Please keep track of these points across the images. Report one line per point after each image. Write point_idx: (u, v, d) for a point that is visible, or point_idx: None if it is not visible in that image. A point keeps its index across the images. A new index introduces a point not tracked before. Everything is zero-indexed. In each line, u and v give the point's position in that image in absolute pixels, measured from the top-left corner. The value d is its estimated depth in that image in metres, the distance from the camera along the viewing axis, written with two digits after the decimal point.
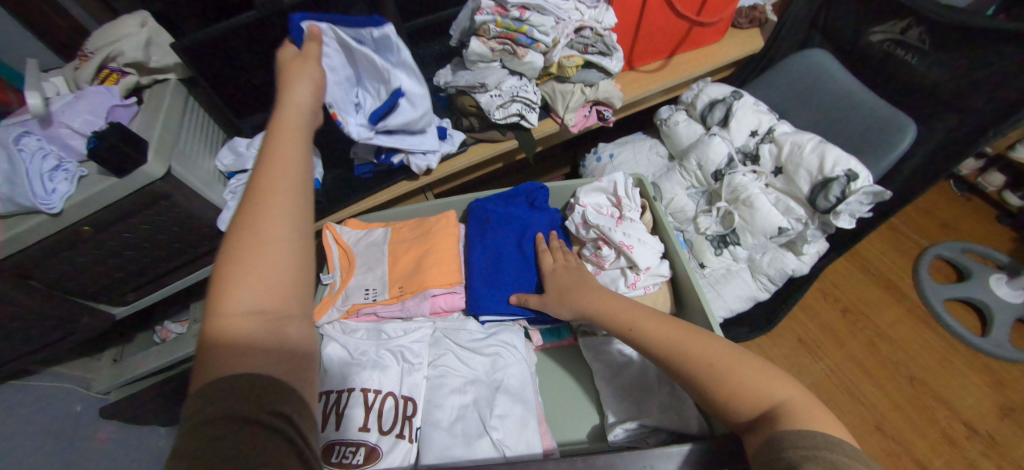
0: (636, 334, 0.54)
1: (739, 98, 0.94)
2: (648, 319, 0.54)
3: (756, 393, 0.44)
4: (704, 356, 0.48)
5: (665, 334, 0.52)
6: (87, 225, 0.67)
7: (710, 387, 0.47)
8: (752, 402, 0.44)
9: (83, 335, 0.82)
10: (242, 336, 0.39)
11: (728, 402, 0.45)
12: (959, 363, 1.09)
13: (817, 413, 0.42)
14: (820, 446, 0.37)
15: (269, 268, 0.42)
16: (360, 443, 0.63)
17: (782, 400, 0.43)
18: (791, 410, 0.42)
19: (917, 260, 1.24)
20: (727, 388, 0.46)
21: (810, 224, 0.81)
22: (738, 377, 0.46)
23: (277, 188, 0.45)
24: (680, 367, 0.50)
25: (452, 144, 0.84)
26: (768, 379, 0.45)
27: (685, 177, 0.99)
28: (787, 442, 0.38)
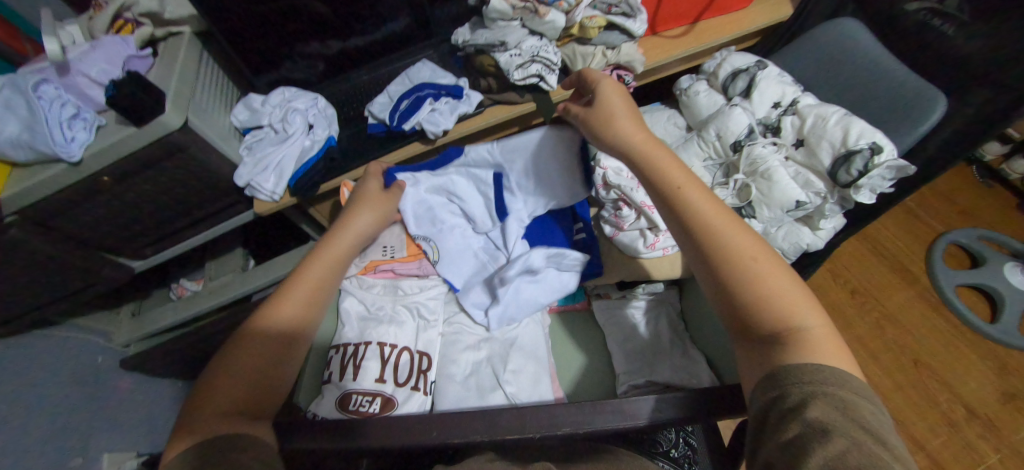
0: (682, 195, 0.51)
1: (763, 68, 0.92)
2: (702, 190, 0.51)
3: (784, 309, 0.43)
4: (743, 248, 0.47)
5: (710, 216, 0.49)
6: (107, 176, 0.67)
7: (734, 276, 0.45)
8: (777, 319, 0.43)
9: (103, 288, 0.84)
10: (204, 417, 0.42)
11: (745, 298, 0.44)
12: (966, 347, 1.09)
13: (837, 348, 0.41)
14: (829, 382, 0.37)
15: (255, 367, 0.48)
16: (376, 393, 0.64)
17: (808, 326, 0.42)
18: (815, 340, 0.41)
19: (931, 245, 1.23)
20: (758, 294, 0.44)
21: (829, 197, 0.80)
22: (769, 283, 0.44)
23: (288, 313, 0.54)
24: (708, 240, 0.48)
25: (469, 104, 0.83)
26: (798, 303, 0.43)
27: (702, 147, 0.96)
28: (801, 377, 0.38)
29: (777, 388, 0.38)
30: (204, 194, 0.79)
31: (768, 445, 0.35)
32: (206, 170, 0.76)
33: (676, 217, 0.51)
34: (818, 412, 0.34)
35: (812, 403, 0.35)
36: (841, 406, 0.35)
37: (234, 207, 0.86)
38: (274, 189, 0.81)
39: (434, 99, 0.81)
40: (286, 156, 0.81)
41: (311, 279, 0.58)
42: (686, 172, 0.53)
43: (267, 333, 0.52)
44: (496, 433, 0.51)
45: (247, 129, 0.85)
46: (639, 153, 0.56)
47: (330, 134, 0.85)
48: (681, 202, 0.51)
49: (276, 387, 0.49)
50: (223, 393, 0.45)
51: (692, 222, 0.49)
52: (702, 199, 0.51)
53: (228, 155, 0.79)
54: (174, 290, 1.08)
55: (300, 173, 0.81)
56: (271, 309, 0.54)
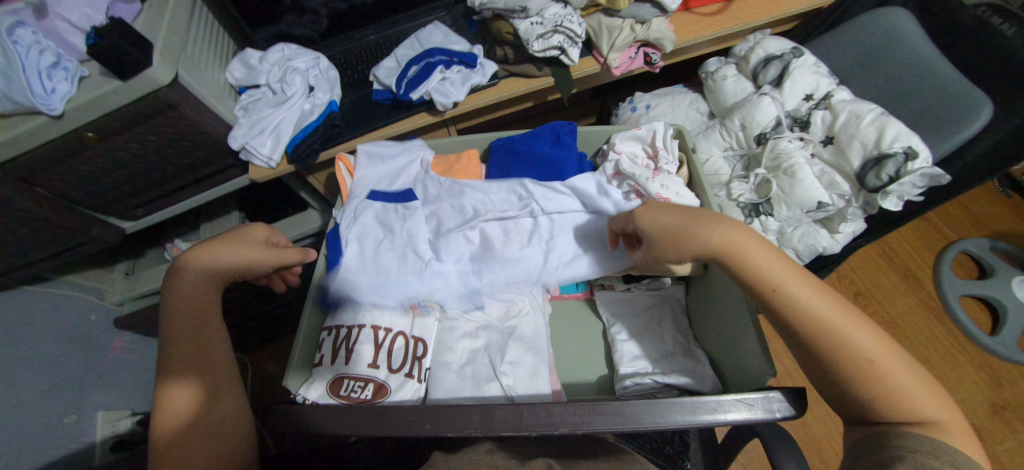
0: (779, 292, 0.44)
1: (799, 56, 0.87)
2: (801, 281, 0.44)
3: (912, 402, 0.39)
4: (866, 350, 0.40)
5: (824, 311, 0.42)
6: (91, 132, 0.62)
7: (853, 384, 0.40)
8: (908, 412, 0.39)
9: (92, 247, 0.81)
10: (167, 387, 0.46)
11: (868, 400, 0.40)
12: (961, 357, 1.09)
13: (963, 433, 0.39)
14: (940, 456, 0.35)
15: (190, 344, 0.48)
16: (368, 378, 0.62)
17: (937, 420, 0.39)
18: (947, 431, 0.38)
19: (940, 254, 1.21)
20: (880, 390, 0.40)
21: (853, 201, 0.77)
22: (901, 380, 0.40)
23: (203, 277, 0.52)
24: (818, 346, 0.42)
25: (483, 75, 0.76)
26: (926, 391, 0.40)
27: (725, 137, 0.92)
28: (911, 446, 0.36)
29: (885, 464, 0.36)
30: (196, 155, 0.74)
31: None
32: (198, 130, 0.71)
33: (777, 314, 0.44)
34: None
35: (903, 468, 0.35)
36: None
37: (226, 171, 0.81)
38: (270, 154, 0.74)
39: (445, 67, 0.75)
40: (284, 119, 0.75)
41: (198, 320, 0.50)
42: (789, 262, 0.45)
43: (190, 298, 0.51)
44: (492, 427, 0.47)
45: (243, 87, 0.79)
46: (720, 249, 0.47)
47: (331, 97, 0.79)
48: (784, 302, 0.44)
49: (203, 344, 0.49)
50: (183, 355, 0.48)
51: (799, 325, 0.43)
52: (812, 294, 0.43)
53: (225, 117, 0.74)
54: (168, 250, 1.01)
55: (299, 139, 0.75)
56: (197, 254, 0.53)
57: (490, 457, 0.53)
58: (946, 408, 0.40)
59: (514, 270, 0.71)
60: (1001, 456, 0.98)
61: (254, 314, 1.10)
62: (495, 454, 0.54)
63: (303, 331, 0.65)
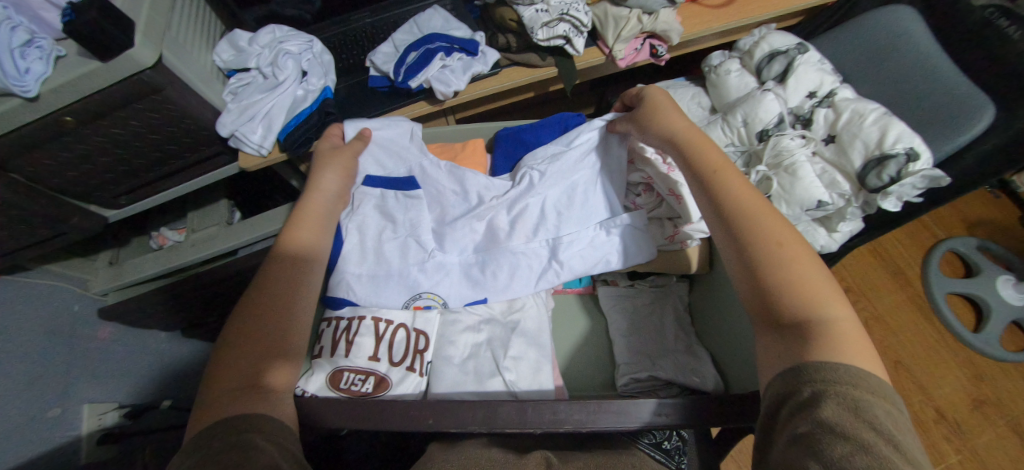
0: (715, 182, 0.52)
1: (804, 52, 0.86)
2: (739, 183, 0.51)
3: (809, 289, 0.42)
4: (779, 238, 0.46)
5: (754, 211, 0.48)
6: (69, 116, 0.59)
7: (763, 262, 0.45)
8: (810, 311, 0.41)
9: (75, 236, 0.78)
10: (233, 369, 0.45)
11: (776, 281, 0.43)
12: (945, 353, 1.11)
13: (860, 346, 0.39)
14: (841, 377, 0.36)
15: (266, 319, 0.49)
16: (369, 371, 0.60)
17: (829, 316, 0.41)
18: (842, 336, 0.39)
19: (928, 252, 1.23)
20: (783, 271, 0.44)
21: (853, 201, 0.76)
22: (800, 270, 0.44)
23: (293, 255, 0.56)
24: (739, 227, 0.48)
25: (484, 63, 0.73)
26: (829, 298, 0.42)
27: (726, 132, 0.90)
28: (817, 367, 0.37)
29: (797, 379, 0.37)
30: (182, 141, 0.71)
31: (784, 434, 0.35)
32: (184, 115, 0.67)
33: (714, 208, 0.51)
34: (829, 412, 0.33)
35: (824, 400, 0.35)
36: (856, 406, 0.34)
37: (215, 159, 0.77)
38: (261, 143, 0.72)
39: (446, 53, 0.71)
40: (275, 106, 0.72)
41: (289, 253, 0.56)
42: (730, 166, 0.53)
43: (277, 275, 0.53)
44: (494, 425, 0.45)
45: (232, 71, 0.75)
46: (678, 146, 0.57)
47: (326, 83, 0.75)
48: (716, 186, 0.51)
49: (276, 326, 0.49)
50: (253, 331, 0.48)
51: (728, 214, 0.49)
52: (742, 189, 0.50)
53: (211, 101, 0.70)
54: (154, 239, 0.99)
55: (290, 127, 0.72)
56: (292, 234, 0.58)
57: (488, 450, 0.51)
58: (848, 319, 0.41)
59: (524, 266, 0.69)
60: (980, 448, 1.01)
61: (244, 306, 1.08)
62: (492, 448, 0.52)
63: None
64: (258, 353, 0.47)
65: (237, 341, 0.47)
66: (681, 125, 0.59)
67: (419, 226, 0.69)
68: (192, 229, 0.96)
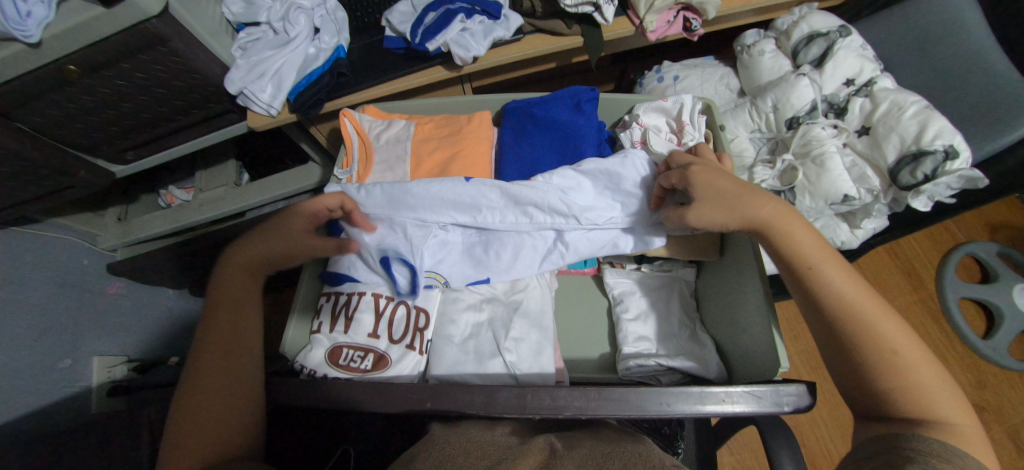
0: (815, 274, 0.47)
1: (846, 35, 0.80)
2: (836, 269, 0.47)
3: (924, 394, 0.41)
4: (890, 340, 0.43)
5: (854, 296, 0.45)
6: (74, 65, 0.56)
7: (874, 369, 0.42)
8: (928, 412, 0.40)
9: (82, 190, 0.77)
10: (204, 376, 0.47)
11: (890, 390, 0.41)
12: (951, 357, 1.10)
13: (982, 449, 0.39)
14: (937, 457, 0.34)
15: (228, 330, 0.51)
16: (368, 348, 0.60)
17: (950, 419, 0.40)
18: (960, 434, 0.39)
19: (946, 256, 1.20)
20: (897, 378, 0.41)
21: (881, 197, 0.73)
22: (915, 371, 0.41)
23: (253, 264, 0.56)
24: (842, 327, 0.44)
25: (506, 29, 0.68)
26: (948, 398, 0.41)
27: (753, 117, 0.87)
28: (919, 449, 0.36)
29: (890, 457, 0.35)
30: (190, 98, 0.68)
31: None
32: (192, 70, 0.64)
33: (809, 291, 0.47)
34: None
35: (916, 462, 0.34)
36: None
37: (223, 117, 0.75)
38: (270, 102, 0.69)
39: (466, 16, 0.67)
40: (285, 64, 0.68)
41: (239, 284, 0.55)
42: (825, 247, 0.49)
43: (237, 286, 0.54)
44: (494, 410, 0.44)
45: (241, 25, 0.71)
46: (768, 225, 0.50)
47: (337, 43, 0.71)
48: (815, 280, 0.47)
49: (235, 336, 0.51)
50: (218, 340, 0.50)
51: (824, 301, 0.46)
52: (842, 278, 0.46)
53: (219, 56, 0.67)
54: (162, 197, 0.99)
55: (301, 86, 0.69)
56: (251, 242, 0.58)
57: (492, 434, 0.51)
58: (967, 419, 0.40)
59: (534, 248, 0.66)
60: None
61: None
62: (494, 431, 0.51)
63: (302, 296, 0.64)
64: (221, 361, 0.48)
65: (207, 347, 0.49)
66: (758, 199, 0.51)
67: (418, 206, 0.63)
68: (199, 188, 0.95)
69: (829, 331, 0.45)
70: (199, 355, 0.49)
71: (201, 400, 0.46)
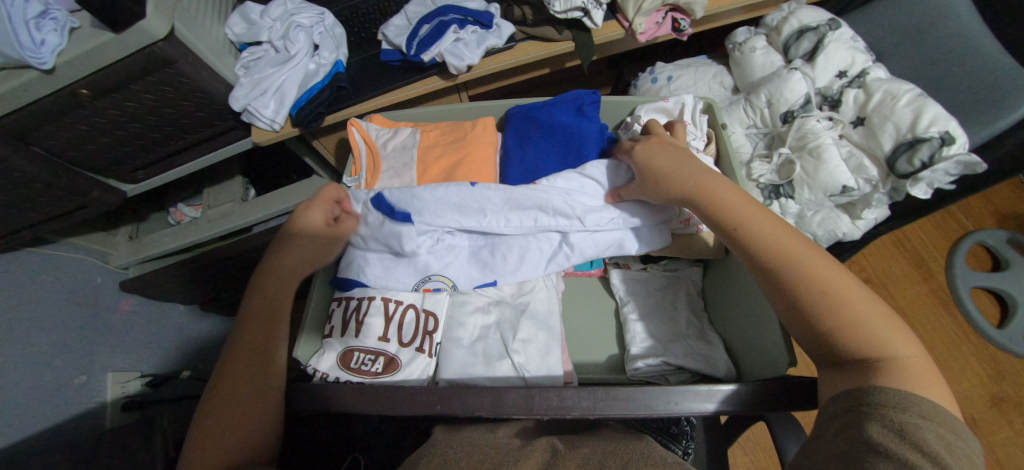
0: (741, 232, 0.50)
1: (836, 28, 0.81)
2: (765, 223, 0.50)
3: (870, 333, 0.41)
4: (826, 282, 0.44)
5: (788, 246, 0.47)
6: (85, 89, 0.59)
7: (816, 311, 0.43)
8: (872, 347, 0.40)
9: (95, 210, 0.79)
10: (224, 391, 0.47)
11: (834, 329, 0.42)
12: (965, 348, 1.08)
13: (930, 380, 0.38)
14: (896, 408, 0.35)
15: (252, 346, 0.51)
16: (379, 352, 0.60)
17: (901, 356, 0.39)
18: (909, 368, 0.39)
19: (954, 245, 1.18)
20: (840, 316, 0.42)
21: (880, 187, 0.74)
22: (856, 309, 0.42)
23: (277, 279, 0.57)
24: (779, 277, 0.46)
25: (499, 36, 0.70)
26: (890, 331, 0.41)
27: (748, 113, 0.88)
28: (875, 402, 0.35)
29: (851, 413, 0.36)
30: (196, 116, 0.71)
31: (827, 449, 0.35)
32: (197, 89, 0.66)
33: (747, 247, 0.49)
34: (873, 429, 0.34)
35: (867, 422, 0.34)
36: (900, 428, 0.33)
37: (228, 134, 0.77)
38: (273, 118, 0.71)
39: (459, 26, 0.69)
40: (287, 80, 0.70)
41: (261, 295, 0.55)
42: (749, 201, 0.52)
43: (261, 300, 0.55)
44: (502, 411, 0.45)
45: (244, 45, 0.73)
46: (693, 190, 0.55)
47: (337, 59, 0.73)
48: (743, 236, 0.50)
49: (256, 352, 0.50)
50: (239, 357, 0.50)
51: (761, 254, 0.48)
52: (770, 231, 0.49)
53: (224, 75, 0.70)
54: (172, 215, 1.02)
55: (304, 101, 0.71)
56: (278, 257, 0.58)
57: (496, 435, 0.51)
58: (915, 351, 0.40)
59: (539, 252, 0.66)
60: (995, 444, 0.99)
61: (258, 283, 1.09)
62: (499, 433, 0.51)
63: (313, 308, 0.64)
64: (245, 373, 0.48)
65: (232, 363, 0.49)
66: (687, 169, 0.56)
67: (426, 214, 0.63)
68: (209, 205, 0.97)
69: (774, 287, 0.47)
70: (227, 361, 0.50)
71: (231, 408, 0.46)
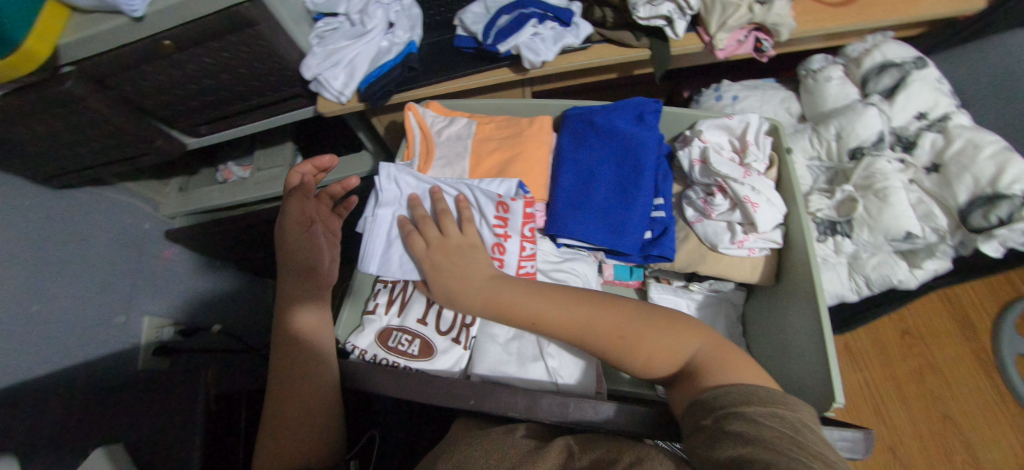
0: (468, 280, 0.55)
1: (921, 67, 0.79)
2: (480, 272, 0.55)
3: (668, 351, 0.48)
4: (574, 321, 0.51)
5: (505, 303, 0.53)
6: (169, 40, 0.60)
7: (630, 362, 0.49)
8: (672, 362, 0.47)
9: (154, 158, 0.81)
10: (279, 387, 0.53)
11: (648, 365, 0.48)
12: (1004, 416, 1.03)
13: (723, 355, 0.46)
14: (740, 402, 0.39)
15: (292, 345, 0.55)
16: (416, 334, 0.61)
17: (693, 353, 0.47)
18: (702, 363, 0.46)
19: (1006, 307, 1.12)
20: (634, 351, 0.48)
21: (947, 238, 0.71)
22: (597, 336, 0.49)
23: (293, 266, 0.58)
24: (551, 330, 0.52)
25: (576, 36, 0.68)
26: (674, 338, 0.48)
27: (813, 144, 0.85)
28: (725, 405, 0.39)
29: (709, 427, 0.38)
30: (266, 80, 0.71)
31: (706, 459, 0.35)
32: (271, 52, 0.67)
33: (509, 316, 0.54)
34: (736, 425, 0.36)
35: (733, 420, 0.37)
36: (755, 418, 0.37)
37: (291, 101, 0.78)
38: (342, 90, 0.70)
39: (539, 21, 0.67)
40: (359, 54, 0.70)
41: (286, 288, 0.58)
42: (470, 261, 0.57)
43: (291, 294, 0.58)
44: (536, 415, 0.44)
45: (320, 14, 0.73)
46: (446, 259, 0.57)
47: (410, 38, 0.72)
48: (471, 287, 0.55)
49: (299, 348, 0.55)
50: (287, 356, 0.54)
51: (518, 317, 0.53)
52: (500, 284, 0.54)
53: (298, 42, 0.70)
54: (220, 172, 1.01)
55: (374, 76, 0.70)
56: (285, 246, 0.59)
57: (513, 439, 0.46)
58: (698, 340, 0.49)
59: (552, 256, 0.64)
60: None
61: None
62: (518, 434, 0.47)
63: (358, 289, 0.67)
64: (291, 369, 0.53)
65: (280, 360, 0.54)
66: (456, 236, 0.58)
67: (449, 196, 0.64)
68: (259, 167, 0.99)
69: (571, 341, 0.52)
70: (277, 358, 0.55)
71: (285, 401, 0.52)
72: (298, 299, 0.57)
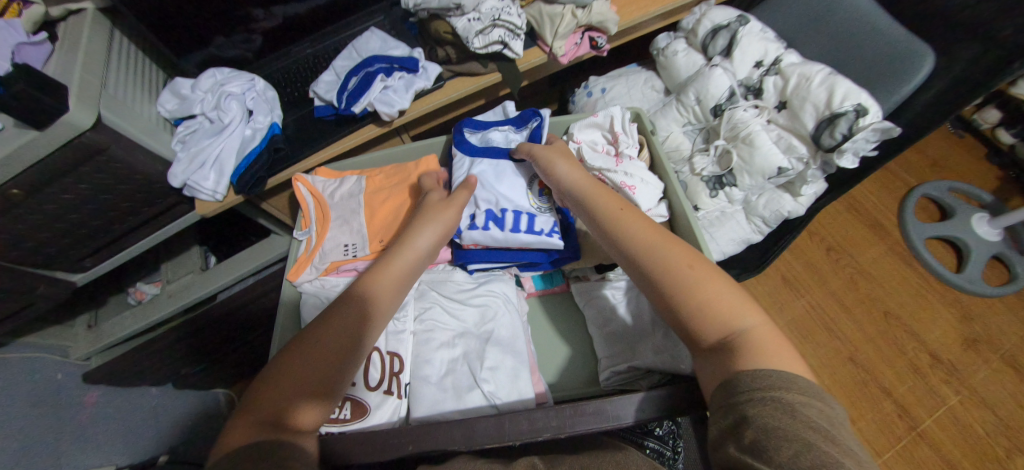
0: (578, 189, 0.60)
1: (745, 23, 0.86)
2: (604, 193, 0.58)
3: (726, 310, 0.44)
4: (669, 256, 0.49)
5: (590, 193, 0.59)
6: (16, 189, 0.58)
7: (678, 298, 0.46)
8: (717, 327, 0.44)
9: (44, 306, 0.77)
10: (283, 388, 0.43)
11: (696, 315, 0.45)
12: (933, 298, 1.11)
13: (775, 342, 0.42)
14: (778, 386, 0.37)
15: (331, 342, 0.47)
16: (346, 397, 0.59)
17: (749, 327, 0.43)
18: (747, 335, 0.42)
19: (904, 200, 1.23)
20: (694, 294, 0.45)
21: (812, 163, 0.77)
22: (673, 260, 0.48)
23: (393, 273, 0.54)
24: (630, 249, 0.52)
25: (426, 78, 0.72)
26: (734, 305, 0.44)
27: (682, 112, 0.92)
28: (763, 388, 0.37)
29: (735, 415, 0.36)
30: (138, 197, 0.71)
31: (731, 430, 0.36)
32: (133, 171, 0.66)
33: (582, 207, 0.59)
34: (761, 415, 0.35)
35: (761, 408, 0.35)
36: (790, 409, 0.35)
37: (172, 210, 0.77)
38: (215, 188, 0.71)
39: (386, 74, 0.71)
40: (224, 149, 0.71)
41: (397, 271, 0.55)
42: (604, 189, 0.59)
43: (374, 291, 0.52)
44: (473, 443, 0.43)
45: (178, 119, 0.74)
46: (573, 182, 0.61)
47: (273, 121, 0.75)
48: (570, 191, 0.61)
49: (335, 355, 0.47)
50: (313, 359, 0.45)
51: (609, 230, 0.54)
52: (610, 200, 0.57)
53: (161, 153, 0.70)
54: (131, 295, 1.03)
55: (241, 167, 0.71)
56: (399, 254, 0.56)
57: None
58: (757, 321, 0.44)
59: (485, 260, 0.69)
60: (980, 385, 1.01)
61: (229, 349, 1.06)
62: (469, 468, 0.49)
63: None
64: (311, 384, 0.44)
65: (297, 358, 0.45)
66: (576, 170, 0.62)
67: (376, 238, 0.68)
68: (168, 278, 0.97)
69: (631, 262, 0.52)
70: (296, 349, 0.46)
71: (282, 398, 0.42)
72: (363, 315, 0.50)
